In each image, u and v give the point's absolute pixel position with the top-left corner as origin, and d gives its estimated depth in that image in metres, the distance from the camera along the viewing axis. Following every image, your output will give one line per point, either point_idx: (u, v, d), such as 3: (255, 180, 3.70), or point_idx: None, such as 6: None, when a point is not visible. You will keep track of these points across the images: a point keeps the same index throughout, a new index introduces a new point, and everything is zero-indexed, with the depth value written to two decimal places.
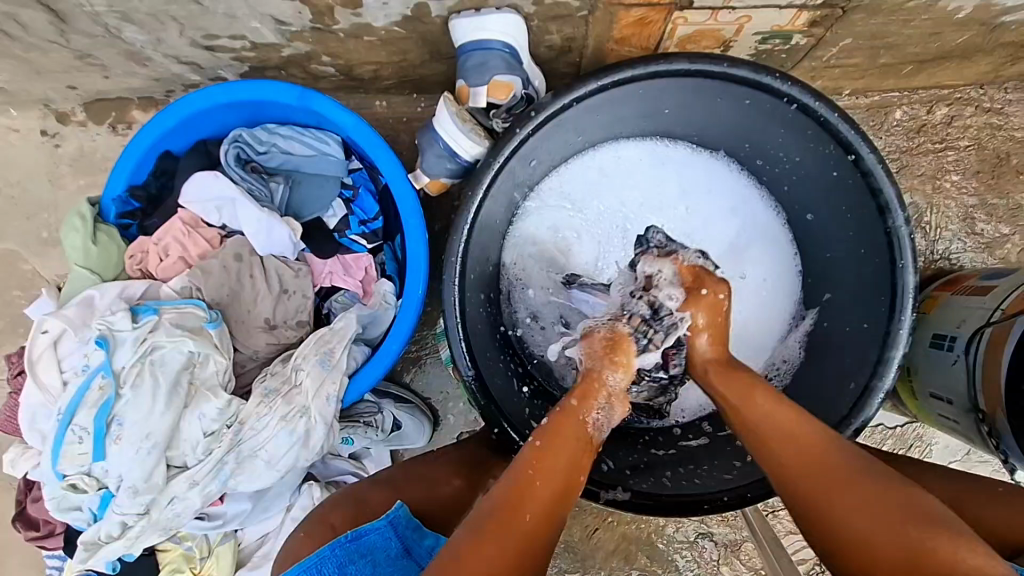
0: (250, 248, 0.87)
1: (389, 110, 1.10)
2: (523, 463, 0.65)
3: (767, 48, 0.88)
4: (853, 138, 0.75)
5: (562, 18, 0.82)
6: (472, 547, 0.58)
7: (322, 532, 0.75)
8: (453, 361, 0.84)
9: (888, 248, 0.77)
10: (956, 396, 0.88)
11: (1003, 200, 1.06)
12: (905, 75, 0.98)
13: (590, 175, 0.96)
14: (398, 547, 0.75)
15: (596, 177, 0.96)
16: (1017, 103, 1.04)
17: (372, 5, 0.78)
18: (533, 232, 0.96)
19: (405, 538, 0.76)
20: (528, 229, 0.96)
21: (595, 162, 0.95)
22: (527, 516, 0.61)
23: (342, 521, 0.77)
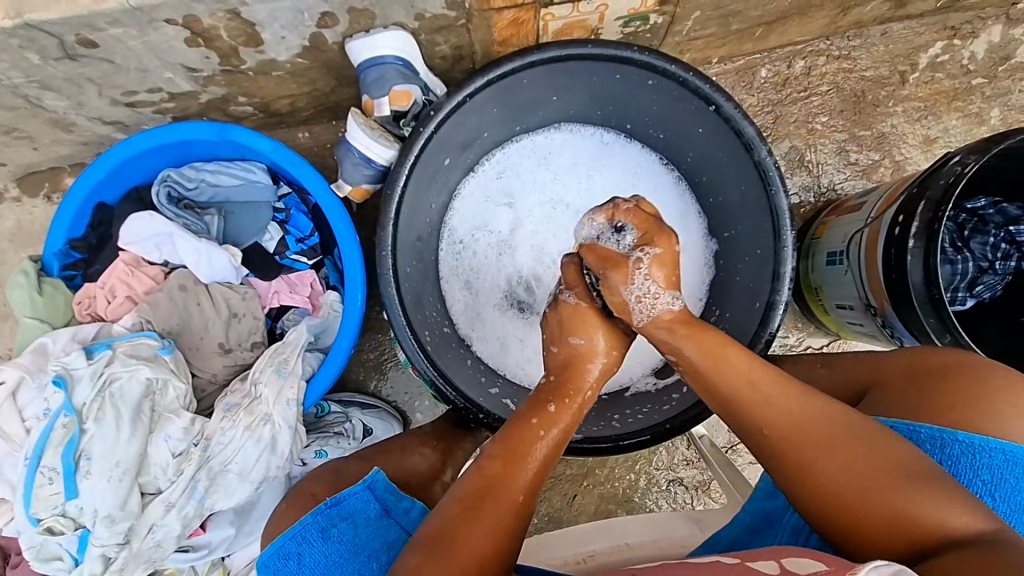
0: (194, 278, 0.93)
1: (312, 140, 1.19)
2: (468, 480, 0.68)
3: (632, 30, 1.01)
4: (711, 92, 0.87)
5: (445, 28, 0.92)
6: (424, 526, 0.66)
7: (303, 501, 0.82)
8: (411, 361, 0.90)
9: (760, 180, 0.89)
10: (854, 301, 0.99)
11: (869, 131, 1.20)
12: (759, 38, 1.12)
13: (542, 153, 1.08)
14: (378, 509, 0.80)
15: (548, 156, 1.08)
16: (860, 48, 1.18)
17: (272, 40, 0.87)
18: (471, 225, 1.07)
19: (384, 500, 0.81)
20: (463, 219, 1.07)
21: (554, 144, 1.08)
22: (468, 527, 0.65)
23: (322, 489, 0.83)
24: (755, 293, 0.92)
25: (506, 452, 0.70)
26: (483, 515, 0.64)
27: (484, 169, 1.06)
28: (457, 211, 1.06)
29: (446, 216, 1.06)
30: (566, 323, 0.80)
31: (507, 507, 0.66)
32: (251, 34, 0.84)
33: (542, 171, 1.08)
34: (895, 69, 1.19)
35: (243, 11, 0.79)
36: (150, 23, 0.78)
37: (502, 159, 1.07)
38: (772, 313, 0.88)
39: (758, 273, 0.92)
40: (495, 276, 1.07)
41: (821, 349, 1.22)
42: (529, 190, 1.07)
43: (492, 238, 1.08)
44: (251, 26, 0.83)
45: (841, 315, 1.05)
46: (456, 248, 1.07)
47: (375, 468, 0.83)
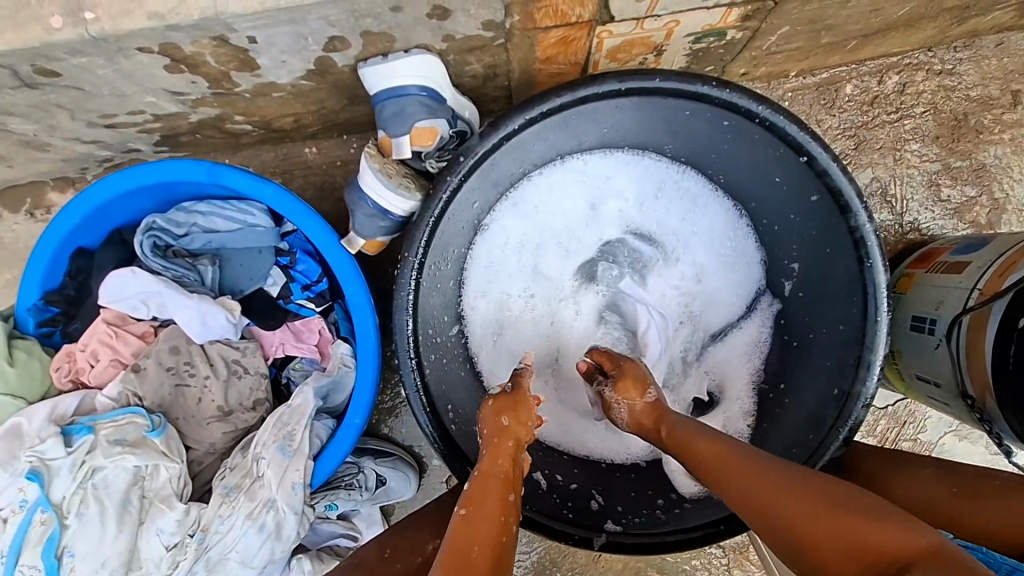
0: (187, 338, 0.82)
1: (321, 157, 1.03)
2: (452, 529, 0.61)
3: (702, 47, 0.83)
4: (805, 140, 0.71)
5: (479, 48, 0.76)
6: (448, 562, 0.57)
7: None
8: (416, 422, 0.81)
9: (853, 248, 0.74)
10: (943, 380, 0.86)
11: (967, 162, 1.02)
12: (850, 49, 0.94)
13: (652, 176, 0.89)
14: None
15: (653, 186, 0.90)
16: (969, 61, 1.00)
17: (270, 65, 0.72)
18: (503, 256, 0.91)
19: None
20: (495, 248, 0.90)
21: (674, 180, 0.89)
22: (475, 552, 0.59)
23: None
24: (834, 376, 0.79)
25: (471, 494, 0.65)
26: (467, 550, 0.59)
27: (565, 171, 0.88)
28: (516, 205, 0.89)
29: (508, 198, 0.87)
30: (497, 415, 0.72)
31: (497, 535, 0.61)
32: (243, 59, 0.69)
33: (637, 193, 0.90)
34: (1007, 88, 1.00)
35: (231, 36, 0.64)
36: (119, 51, 0.64)
37: (604, 159, 0.88)
38: (853, 402, 0.75)
39: (838, 351, 0.79)
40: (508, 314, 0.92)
41: (885, 408, 1.09)
42: (610, 204, 0.91)
43: (535, 239, 0.91)
44: (244, 52, 0.68)
45: (919, 387, 0.92)
46: (507, 229, 0.90)
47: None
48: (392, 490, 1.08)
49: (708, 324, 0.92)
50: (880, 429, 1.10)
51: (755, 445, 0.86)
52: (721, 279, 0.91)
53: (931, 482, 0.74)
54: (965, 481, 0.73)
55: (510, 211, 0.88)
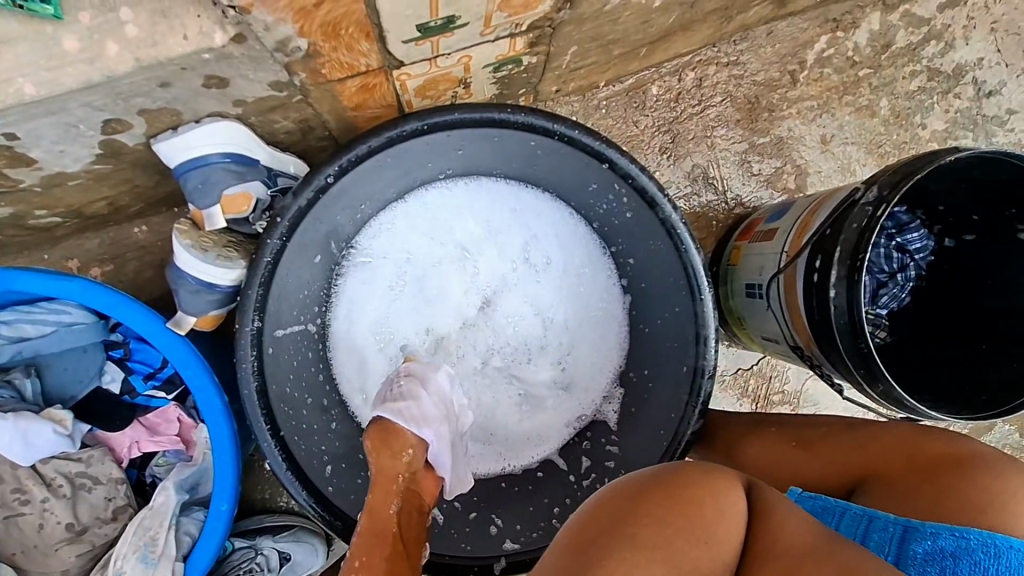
0: (11, 463, 0.74)
1: (152, 235, 0.98)
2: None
3: (505, 74, 0.88)
4: (600, 148, 0.77)
5: (279, 107, 0.75)
6: None
7: None
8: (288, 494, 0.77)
9: (668, 237, 0.80)
10: (778, 337, 0.95)
11: (767, 138, 1.14)
12: (645, 56, 1.03)
13: (520, 207, 0.91)
14: None
15: (527, 223, 0.91)
16: (748, 51, 1.12)
17: (48, 158, 0.67)
18: (359, 305, 0.88)
19: None
20: (344, 296, 0.87)
21: (504, 196, 0.90)
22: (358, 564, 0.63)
23: None
24: (680, 354, 0.85)
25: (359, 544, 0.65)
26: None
27: (399, 211, 0.88)
28: (366, 250, 0.88)
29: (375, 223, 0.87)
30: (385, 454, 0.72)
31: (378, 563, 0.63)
32: (12, 156, 0.65)
33: (508, 225, 0.91)
34: (785, 70, 1.14)
35: None
36: None
37: (466, 192, 0.89)
38: (699, 379, 0.82)
39: (679, 332, 0.85)
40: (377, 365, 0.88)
41: (750, 368, 1.18)
42: (484, 242, 0.91)
43: (406, 267, 0.89)
44: (8, 149, 0.63)
45: (768, 346, 1.01)
46: (377, 259, 0.88)
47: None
48: (298, 565, 1.03)
49: (579, 329, 0.92)
50: (750, 388, 1.19)
51: (629, 432, 0.90)
52: (588, 318, 0.92)
53: (772, 440, 0.81)
54: (802, 433, 0.80)
55: (377, 237, 0.88)
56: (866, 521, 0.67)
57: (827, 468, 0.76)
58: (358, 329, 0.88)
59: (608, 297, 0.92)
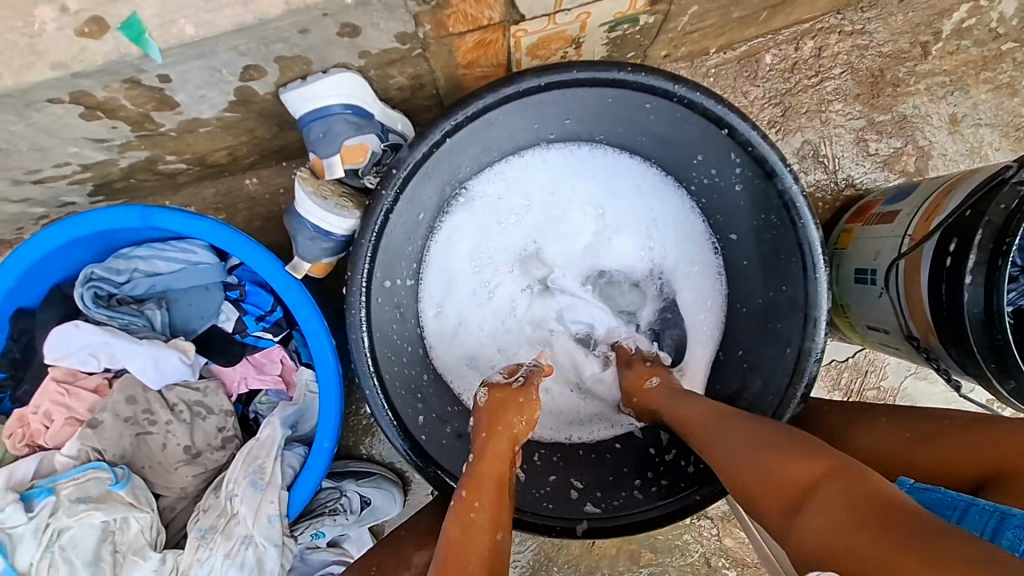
0: (142, 385, 0.80)
1: (262, 186, 1.03)
2: (454, 515, 0.66)
3: (619, 34, 0.85)
4: (723, 112, 0.74)
5: (398, 61, 0.76)
6: (461, 529, 0.64)
7: None
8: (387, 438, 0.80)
9: (784, 210, 0.76)
10: (890, 326, 0.89)
11: (889, 115, 1.06)
12: (763, 21, 0.97)
13: (643, 190, 0.92)
14: None
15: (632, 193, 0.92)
16: (876, 19, 1.04)
17: (189, 101, 0.71)
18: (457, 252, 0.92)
19: None
20: (443, 247, 0.91)
21: (610, 163, 0.91)
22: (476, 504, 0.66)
23: None
24: (786, 336, 0.81)
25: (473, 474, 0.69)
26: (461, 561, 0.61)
27: (509, 166, 0.90)
28: (474, 200, 0.91)
29: (500, 164, 0.89)
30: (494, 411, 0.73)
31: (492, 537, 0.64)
32: (160, 98, 0.69)
33: (624, 199, 0.93)
34: (916, 41, 1.05)
35: (141, 77, 0.64)
36: (29, 105, 0.64)
37: (585, 155, 0.91)
38: (806, 360, 0.78)
39: (787, 313, 0.81)
40: (475, 312, 0.93)
41: (847, 361, 1.12)
42: (584, 205, 0.93)
43: (515, 210, 0.92)
44: (159, 91, 0.67)
45: (873, 336, 0.95)
46: (491, 199, 0.91)
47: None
48: (377, 510, 1.08)
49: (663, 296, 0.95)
50: (844, 380, 1.13)
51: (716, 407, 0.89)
52: (673, 300, 0.94)
53: (884, 434, 0.76)
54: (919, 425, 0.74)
55: (489, 183, 0.90)
56: (997, 517, 0.59)
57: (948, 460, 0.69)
58: (457, 268, 0.92)
59: (704, 270, 0.92)
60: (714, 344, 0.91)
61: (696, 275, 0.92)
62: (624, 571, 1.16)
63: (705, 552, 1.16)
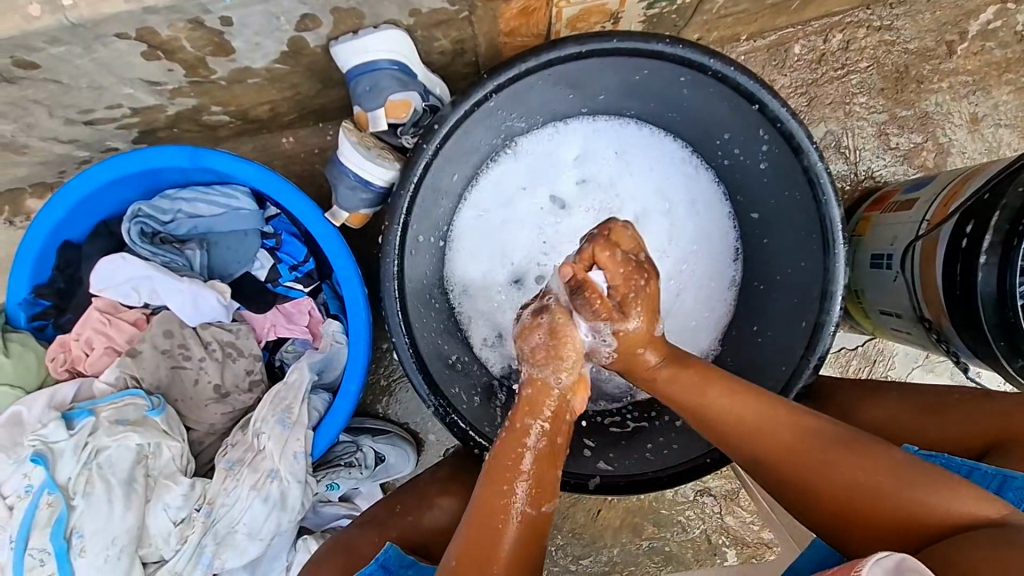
0: (179, 322, 0.84)
1: (298, 145, 1.05)
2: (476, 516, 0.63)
3: (656, 12, 0.88)
4: (755, 87, 0.76)
5: (444, 22, 0.79)
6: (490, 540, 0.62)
7: None
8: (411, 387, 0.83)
9: (808, 186, 0.79)
10: (902, 309, 0.91)
11: (911, 110, 1.09)
12: (794, 10, 1.00)
13: (679, 173, 0.94)
14: None
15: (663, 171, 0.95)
16: (905, 16, 1.06)
17: (244, 48, 0.74)
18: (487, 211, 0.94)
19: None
20: (474, 207, 0.93)
21: (644, 140, 0.94)
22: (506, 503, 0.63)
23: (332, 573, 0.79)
24: (801, 310, 0.83)
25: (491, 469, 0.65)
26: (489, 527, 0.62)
27: (549, 134, 0.93)
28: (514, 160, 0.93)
29: (552, 126, 0.93)
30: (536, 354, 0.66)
31: (523, 465, 0.65)
32: (218, 42, 0.72)
33: (656, 177, 0.95)
34: (942, 40, 1.07)
35: (205, 18, 0.67)
36: (98, 39, 0.67)
37: (621, 131, 0.94)
38: (820, 333, 0.80)
39: (804, 288, 0.83)
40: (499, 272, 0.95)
41: (856, 350, 1.15)
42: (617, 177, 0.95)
43: (556, 175, 0.95)
44: (218, 35, 0.71)
45: (884, 321, 0.97)
46: (539, 156, 0.94)
47: (388, 543, 0.79)
48: (391, 467, 1.11)
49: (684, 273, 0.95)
50: (852, 369, 1.16)
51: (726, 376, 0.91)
52: (697, 279, 0.95)
53: (894, 403, 0.79)
54: (926, 398, 0.78)
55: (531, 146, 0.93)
56: (1000, 479, 0.65)
57: (952, 432, 0.73)
58: (489, 224, 0.94)
59: (724, 252, 0.94)
60: (724, 325, 0.94)
61: (717, 256, 0.94)
62: (625, 543, 1.19)
63: (705, 529, 1.19)
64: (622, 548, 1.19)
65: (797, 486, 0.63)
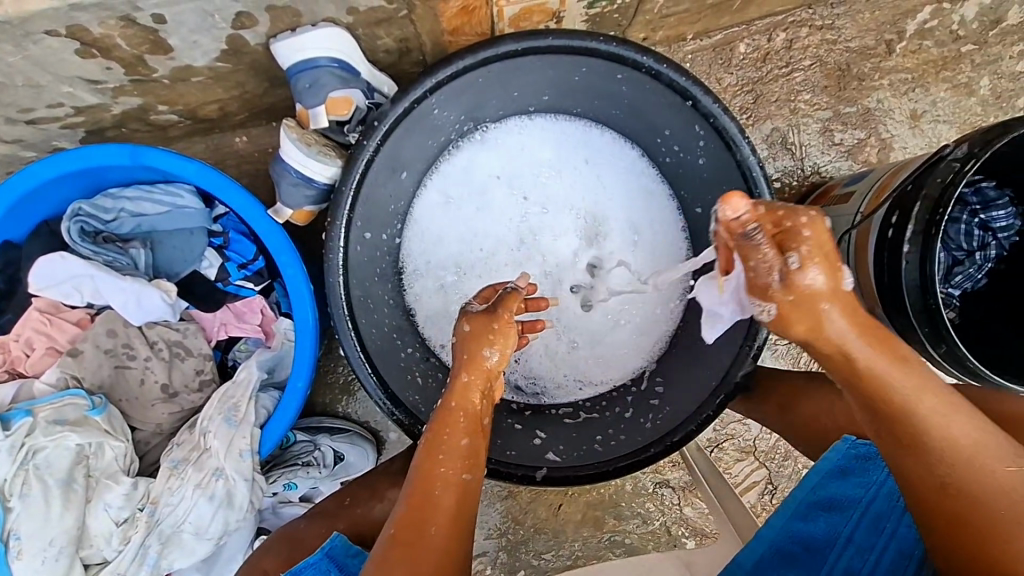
0: (123, 321, 0.83)
1: (250, 145, 1.05)
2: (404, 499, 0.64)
3: (597, 11, 0.90)
4: (686, 84, 0.78)
5: (385, 21, 0.80)
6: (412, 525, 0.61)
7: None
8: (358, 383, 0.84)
9: (742, 180, 0.81)
10: None
11: (854, 107, 1.12)
12: (737, 10, 1.03)
13: (628, 170, 0.96)
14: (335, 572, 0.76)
15: (613, 168, 0.96)
16: (846, 16, 1.09)
17: (181, 46, 0.75)
18: (442, 208, 0.95)
19: (344, 564, 0.76)
20: (427, 204, 0.95)
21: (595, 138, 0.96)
22: (437, 491, 0.63)
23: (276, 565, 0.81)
24: None
25: (426, 445, 0.67)
26: (422, 500, 0.63)
27: (505, 131, 0.95)
28: (470, 156, 0.95)
29: (517, 119, 0.94)
30: (465, 342, 0.71)
31: (460, 442, 0.67)
32: (154, 40, 0.72)
33: (606, 174, 0.96)
34: (881, 38, 1.10)
35: (137, 15, 0.67)
36: (27, 36, 0.67)
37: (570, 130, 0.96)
38: (759, 322, 0.82)
39: None
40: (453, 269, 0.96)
41: None
42: (570, 174, 0.97)
43: (512, 171, 0.96)
44: (152, 32, 0.71)
45: None
46: (496, 153, 0.96)
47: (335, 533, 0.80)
48: (351, 466, 1.11)
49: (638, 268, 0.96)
50: (804, 361, 1.18)
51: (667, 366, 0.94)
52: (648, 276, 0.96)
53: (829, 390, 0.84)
54: None
55: (487, 144, 0.95)
56: None
57: None
58: (444, 219, 0.96)
59: (675, 249, 0.96)
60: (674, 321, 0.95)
61: (668, 253, 0.95)
62: (586, 537, 1.20)
63: (665, 521, 1.20)
64: (583, 542, 1.20)
65: (915, 484, 0.56)
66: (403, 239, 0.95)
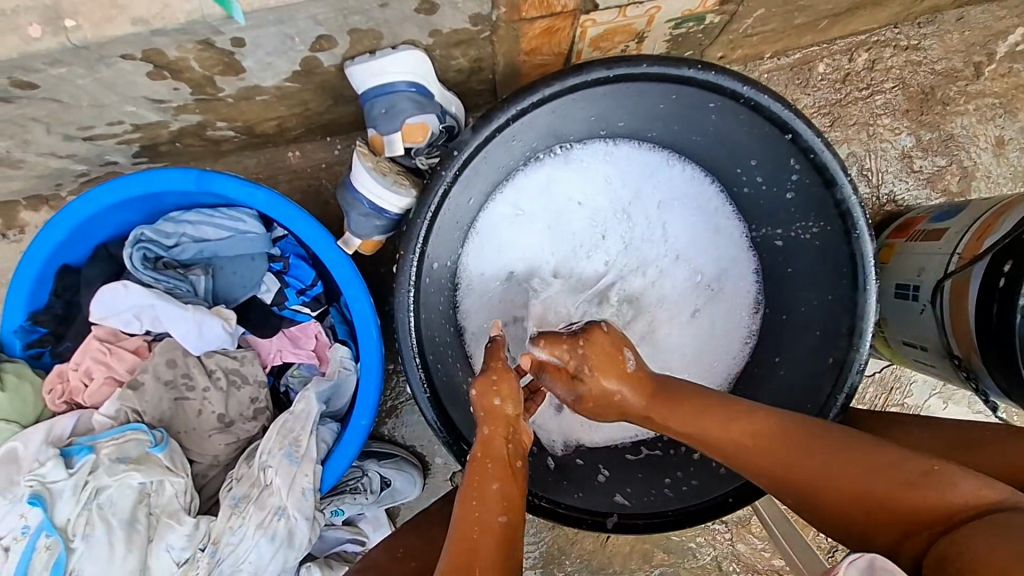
0: (182, 350, 0.80)
1: (304, 160, 1.00)
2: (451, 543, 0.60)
3: (682, 32, 0.85)
4: (788, 117, 0.73)
5: (464, 42, 0.76)
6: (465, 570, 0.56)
7: None
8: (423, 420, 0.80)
9: (840, 220, 0.76)
10: (929, 343, 0.89)
11: (935, 132, 1.06)
12: (822, 29, 0.97)
13: (702, 200, 0.92)
14: None
15: (687, 198, 0.92)
16: (933, 36, 1.04)
17: (254, 68, 0.71)
18: (507, 234, 0.91)
19: None
20: (493, 229, 0.90)
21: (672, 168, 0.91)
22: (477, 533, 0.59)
23: None
24: (826, 346, 0.81)
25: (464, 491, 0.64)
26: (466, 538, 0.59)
27: (578, 157, 0.90)
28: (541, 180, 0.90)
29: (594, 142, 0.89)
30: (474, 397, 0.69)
31: (491, 487, 0.63)
32: (228, 62, 0.68)
33: (680, 204, 0.92)
34: (969, 61, 1.04)
35: (216, 38, 0.63)
36: (100, 60, 0.63)
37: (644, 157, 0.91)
38: (848, 369, 0.77)
39: (830, 324, 0.80)
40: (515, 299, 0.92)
41: (873, 376, 1.12)
42: (642, 202, 0.92)
43: (582, 196, 0.92)
44: (228, 54, 0.67)
45: (905, 352, 0.95)
46: (568, 177, 0.91)
47: None
48: (396, 491, 1.09)
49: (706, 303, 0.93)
50: (869, 396, 1.13)
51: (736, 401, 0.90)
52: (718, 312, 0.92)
53: (921, 438, 0.75)
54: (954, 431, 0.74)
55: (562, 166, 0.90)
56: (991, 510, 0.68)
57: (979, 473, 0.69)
58: (508, 243, 0.91)
59: (748, 288, 0.92)
60: (740, 360, 0.92)
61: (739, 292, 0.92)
62: (634, 570, 1.17)
63: (717, 555, 1.17)
64: (630, 574, 1.17)
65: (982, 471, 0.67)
66: (466, 265, 0.90)
